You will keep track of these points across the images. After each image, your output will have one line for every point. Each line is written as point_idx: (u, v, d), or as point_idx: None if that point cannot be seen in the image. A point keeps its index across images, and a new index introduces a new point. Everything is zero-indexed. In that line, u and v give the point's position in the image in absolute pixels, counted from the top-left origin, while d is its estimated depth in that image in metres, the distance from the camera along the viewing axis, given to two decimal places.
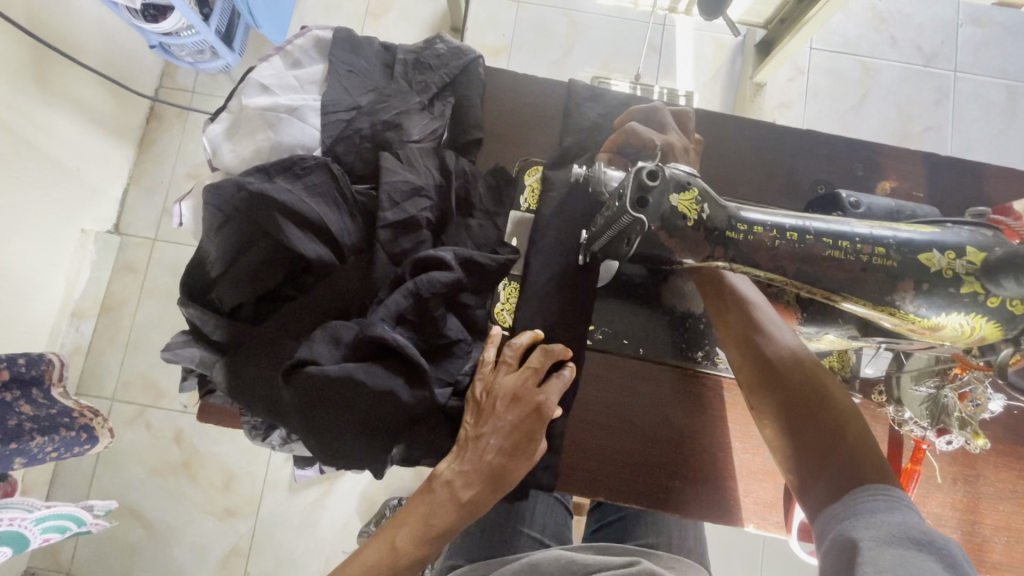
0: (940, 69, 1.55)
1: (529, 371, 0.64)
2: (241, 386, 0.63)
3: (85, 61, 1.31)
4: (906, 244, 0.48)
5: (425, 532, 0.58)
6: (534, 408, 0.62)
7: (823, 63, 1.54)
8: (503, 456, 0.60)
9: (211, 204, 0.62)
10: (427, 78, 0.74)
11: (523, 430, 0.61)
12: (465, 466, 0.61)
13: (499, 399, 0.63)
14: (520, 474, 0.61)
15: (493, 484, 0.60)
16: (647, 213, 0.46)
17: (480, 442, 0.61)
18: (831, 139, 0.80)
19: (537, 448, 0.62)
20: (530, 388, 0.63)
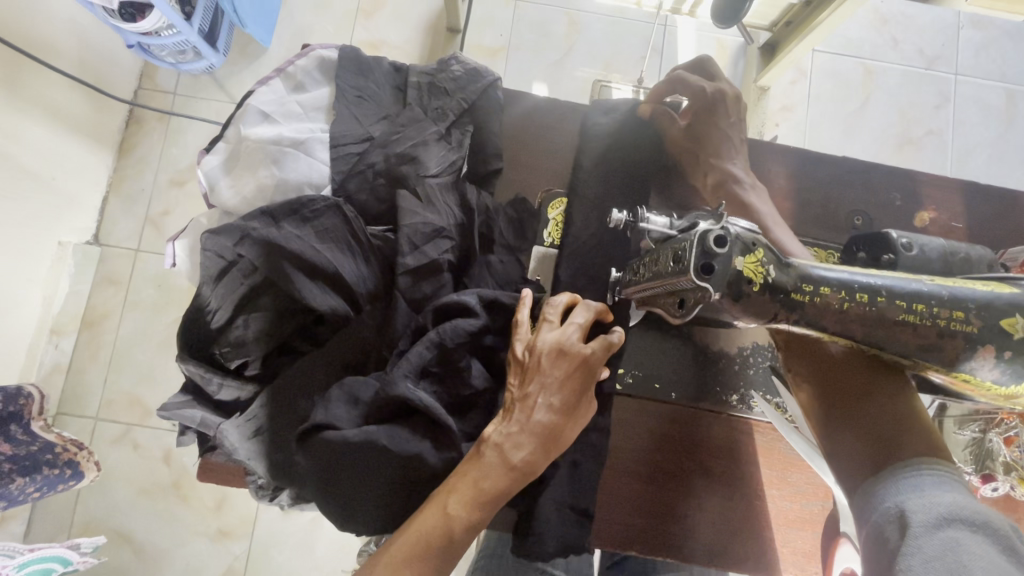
0: (941, 71, 1.52)
1: (575, 326, 0.58)
2: (251, 449, 0.58)
3: (57, 65, 1.22)
4: (987, 306, 0.44)
5: (477, 501, 0.53)
6: (582, 362, 0.57)
7: (825, 65, 1.50)
8: (554, 416, 0.56)
9: (211, 254, 0.57)
10: (443, 104, 0.68)
11: (573, 385, 0.56)
12: (513, 427, 0.55)
13: (544, 355, 0.57)
14: (570, 434, 0.57)
15: (545, 444, 0.55)
16: (712, 281, 0.42)
17: (528, 402, 0.55)
18: (865, 166, 0.76)
19: (587, 402, 0.58)
20: (577, 342, 0.57)
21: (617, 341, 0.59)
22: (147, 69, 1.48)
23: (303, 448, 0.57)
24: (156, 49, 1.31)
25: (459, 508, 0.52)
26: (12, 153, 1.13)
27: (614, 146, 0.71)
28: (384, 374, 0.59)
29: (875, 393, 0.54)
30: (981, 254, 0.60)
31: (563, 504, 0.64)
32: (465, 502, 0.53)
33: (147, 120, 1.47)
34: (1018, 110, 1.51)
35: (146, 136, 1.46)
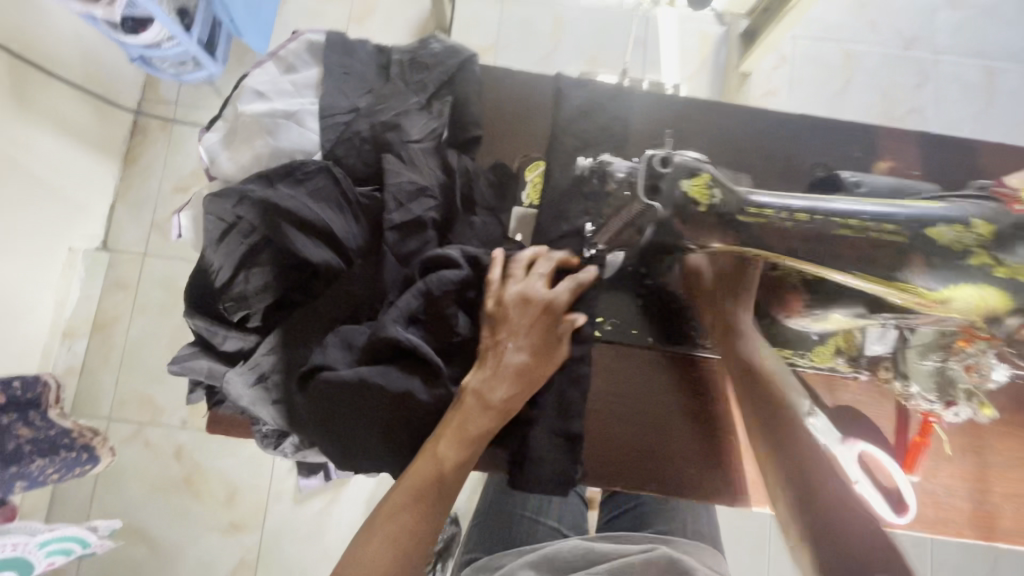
0: (920, 52, 1.57)
1: (537, 278, 0.66)
2: (253, 393, 0.64)
3: (64, 76, 1.30)
4: (915, 219, 0.48)
5: (463, 440, 0.59)
6: (546, 309, 0.65)
7: (805, 51, 1.55)
8: (526, 357, 0.62)
9: (214, 215, 0.62)
10: (424, 78, 0.73)
11: (540, 327, 0.64)
12: (489, 371, 0.61)
13: (512, 305, 0.64)
14: (544, 372, 0.63)
15: (522, 379, 0.62)
16: (660, 200, 0.47)
17: (500, 347, 0.62)
18: (828, 120, 0.80)
19: (557, 342, 0.64)
20: (541, 292, 0.65)
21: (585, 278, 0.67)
22: (149, 81, 1.58)
23: (302, 390, 0.62)
24: (158, 62, 1.38)
25: (448, 450, 0.59)
26: (23, 162, 1.21)
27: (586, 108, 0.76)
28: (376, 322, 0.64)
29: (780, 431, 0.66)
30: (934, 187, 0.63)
31: (553, 433, 0.69)
32: (454, 442, 0.59)
33: (150, 129, 1.59)
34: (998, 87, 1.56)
35: (150, 145, 1.58)
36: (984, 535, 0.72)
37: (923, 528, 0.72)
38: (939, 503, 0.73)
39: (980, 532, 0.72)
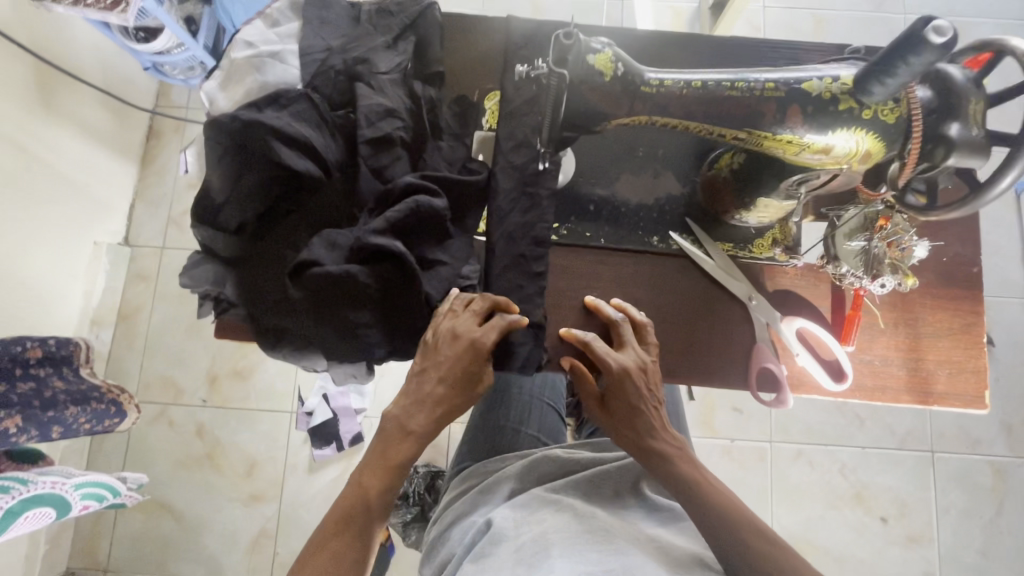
0: (890, 12, 1.64)
1: (472, 314, 0.74)
2: (254, 290, 0.75)
3: (87, 79, 1.45)
4: (792, 78, 0.57)
5: (385, 468, 0.71)
6: (472, 344, 0.73)
7: (777, 19, 1.63)
8: (445, 387, 0.74)
9: (214, 138, 0.73)
10: (390, 22, 0.83)
11: (462, 365, 0.73)
12: (410, 401, 0.75)
13: (443, 338, 0.73)
14: (461, 400, 0.75)
15: (438, 407, 0.74)
16: (568, 69, 0.57)
17: (425, 376, 0.74)
18: (756, 40, 0.87)
19: (477, 377, 0.75)
20: (469, 327, 0.73)
21: (513, 320, 0.74)
22: (161, 89, 1.74)
23: (296, 283, 0.72)
24: (169, 69, 1.52)
25: (371, 482, 0.70)
26: (51, 161, 1.36)
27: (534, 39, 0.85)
28: (356, 227, 0.75)
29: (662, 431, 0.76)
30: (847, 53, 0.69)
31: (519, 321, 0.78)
32: (376, 474, 0.71)
33: (164, 131, 1.74)
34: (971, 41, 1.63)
35: (165, 147, 1.73)
36: (920, 400, 0.79)
37: (859, 395, 0.79)
38: (876, 371, 0.79)
39: (916, 397, 0.78)
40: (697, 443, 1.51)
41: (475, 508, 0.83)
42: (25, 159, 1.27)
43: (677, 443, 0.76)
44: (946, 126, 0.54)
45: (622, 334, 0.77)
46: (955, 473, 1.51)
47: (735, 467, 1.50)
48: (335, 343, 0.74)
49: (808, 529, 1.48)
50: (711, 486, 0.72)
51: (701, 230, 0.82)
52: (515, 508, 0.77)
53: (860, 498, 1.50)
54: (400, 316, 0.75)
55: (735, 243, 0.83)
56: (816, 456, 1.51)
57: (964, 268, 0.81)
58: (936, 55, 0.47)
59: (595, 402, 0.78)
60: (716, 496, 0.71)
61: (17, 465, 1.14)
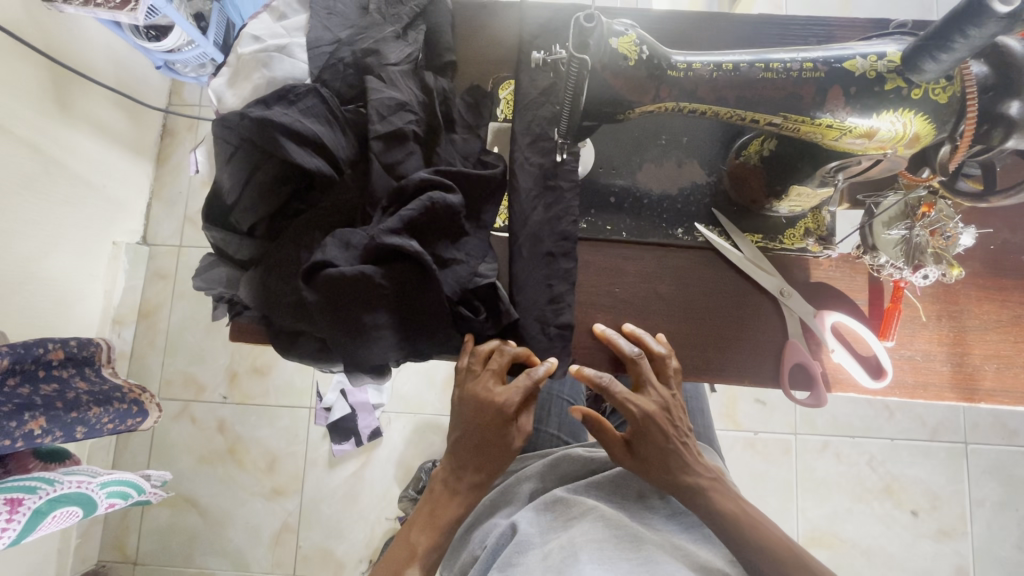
0: None
1: (491, 372, 0.72)
2: (266, 294, 0.73)
3: (101, 80, 1.45)
4: (833, 56, 0.53)
5: (433, 526, 0.74)
6: (497, 406, 0.72)
7: None
8: (482, 452, 0.74)
9: (221, 137, 0.70)
10: (399, 11, 0.80)
11: (490, 429, 0.73)
12: (453, 466, 0.76)
13: (468, 400, 0.73)
14: (501, 461, 0.75)
15: (478, 471, 0.74)
16: (590, 55, 0.53)
17: (460, 440, 0.75)
18: (785, 17, 0.83)
19: (508, 437, 0.73)
20: (491, 389, 0.72)
21: (538, 374, 0.72)
22: (174, 87, 1.74)
23: (309, 285, 0.69)
24: (180, 67, 1.51)
25: (420, 539, 0.73)
26: (67, 162, 1.35)
27: (550, 22, 0.82)
28: (370, 226, 0.72)
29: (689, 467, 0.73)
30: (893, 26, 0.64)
31: (550, 323, 0.76)
32: (423, 529, 0.74)
33: (178, 129, 1.74)
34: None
35: (179, 145, 1.74)
36: (965, 397, 0.74)
37: (899, 393, 0.75)
38: (918, 368, 0.74)
39: (961, 394, 0.74)
40: (720, 436, 1.48)
41: (496, 512, 0.81)
42: (42, 163, 1.27)
43: (709, 474, 0.74)
44: (1005, 104, 0.50)
45: (640, 373, 0.74)
46: (991, 465, 1.46)
47: (759, 460, 1.47)
48: (349, 350, 0.71)
49: (834, 522, 1.44)
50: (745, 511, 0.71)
51: (728, 221, 0.78)
52: (540, 512, 0.75)
53: (890, 491, 1.45)
54: (420, 316, 0.73)
55: (765, 233, 0.78)
56: (843, 448, 1.47)
57: (1012, 257, 0.76)
58: (1001, 25, 0.42)
59: (620, 447, 0.75)
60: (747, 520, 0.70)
61: (45, 465, 1.15)
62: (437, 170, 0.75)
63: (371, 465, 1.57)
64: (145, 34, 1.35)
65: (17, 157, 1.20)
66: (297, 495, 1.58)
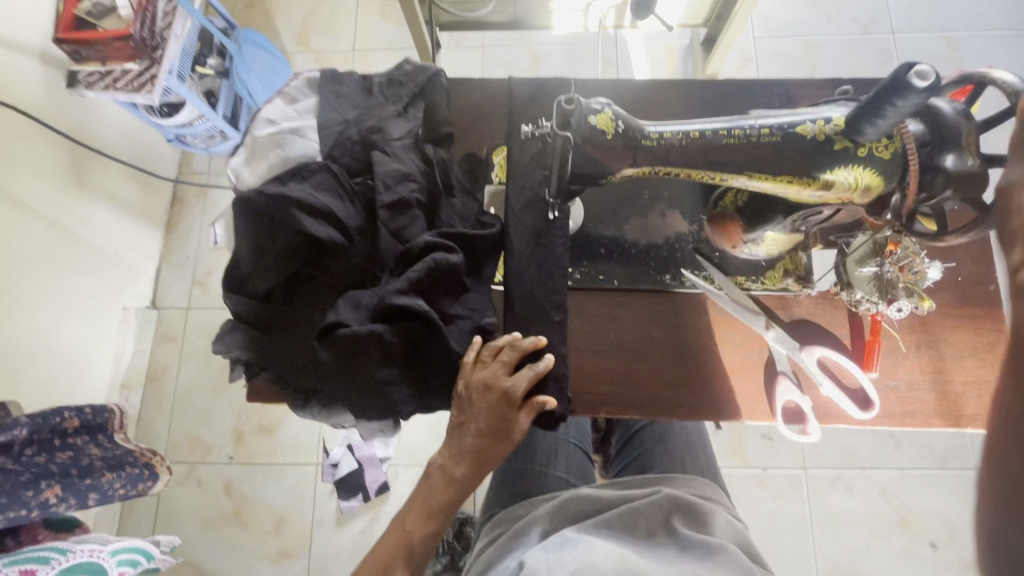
0: (879, 33, 1.91)
1: (501, 364, 0.76)
2: (283, 356, 0.77)
3: (115, 155, 1.54)
4: (785, 122, 0.60)
5: (428, 512, 0.75)
6: (505, 395, 0.75)
7: (768, 48, 1.92)
8: (483, 436, 0.76)
9: (241, 213, 0.77)
10: (399, 91, 0.89)
11: (495, 417, 0.75)
12: (454, 450, 0.77)
13: (475, 389, 0.75)
14: (501, 450, 0.76)
15: (479, 458, 0.76)
16: (571, 131, 0.60)
17: (462, 428, 0.77)
18: (749, 81, 0.93)
19: (511, 428, 0.76)
20: (500, 378, 0.75)
21: (543, 368, 0.76)
22: (185, 158, 1.85)
23: (324, 346, 0.74)
24: (191, 138, 1.61)
25: (414, 523, 0.75)
26: (84, 235, 1.44)
27: (537, 96, 0.91)
28: (379, 287, 0.78)
29: None
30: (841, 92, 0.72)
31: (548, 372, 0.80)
32: (420, 515, 0.75)
33: (187, 198, 1.83)
34: (961, 53, 1.87)
35: (188, 212, 1.82)
36: (952, 423, 0.77)
37: (888, 422, 0.78)
38: (904, 397, 0.78)
39: (947, 421, 0.77)
40: (729, 473, 1.49)
41: (506, 554, 0.81)
42: (58, 237, 1.35)
43: None
44: (941, 157, 0.56)
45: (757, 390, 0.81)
46: None
47: (770, 496, 1.47)
48: (362, 404, 0.76)
49: (854, 559, 1.42)
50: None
51: (711, 266, 0.84)
52: (547, 549, 0.76)
53: (906, 523, 1.43)
54: (429, 368, 0.77)
55: (747, 275, 0.84)
56: (854, 481, 1.47)
57: (979, 287, 0.81)
58: (922, 96, 0.49)
59: None
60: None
61: (54, 534, 1.14)
62: (439, 233, 0.82)
63: (379, 521, 1.56)
64: (159, 111, 1.46)
65: (36, 230, 1.28)
66: (303, 557, 1.56)
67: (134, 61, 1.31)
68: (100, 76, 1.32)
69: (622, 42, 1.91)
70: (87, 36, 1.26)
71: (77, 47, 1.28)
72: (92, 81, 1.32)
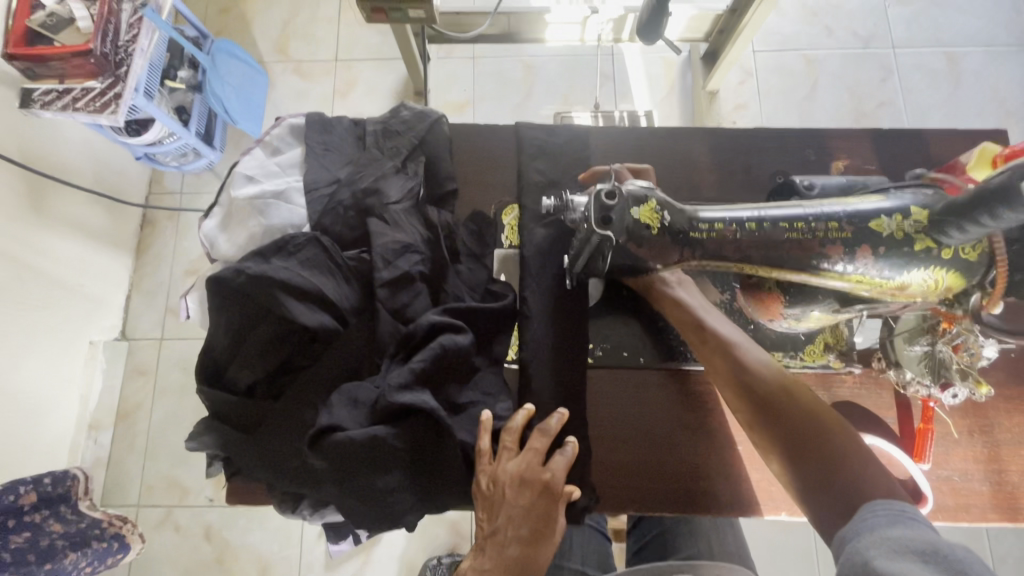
0: (879, 47, 1.68)
1: (533, 452, 0.67)
2: (268, 459, 0.67)
3: (77, 182, 1.31)
4: (856, 214, 0.52)
5: None
6: (543, 487, 0.66)
7: (768, 63, 1.67)
8: (523, 545, 0.64)
9: (216, 293, 0.67)
10: (397, 143, 0.79)
11: (536, 514, 0.65)
12: (488, 565, 0.63)
13: (507, 485, 0.65)
14: (544, 557, 0.65)
15: (522, 574, 0.63)
16: (613, 228, 0.51)
17: (498, 534, 0.64)
18: (782, 129, 0.85)
19: (553, 527, 0.65)
20: (536, 468, 0.66)
21: (573, 452, 0.68)
22: (155, 175, 1.59)
23: (317, 452, 0.64)
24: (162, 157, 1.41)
25: None
26: (43, 267, 1.21)
27: (552, 150, 0.82)
28: (378, 379, 0.68)
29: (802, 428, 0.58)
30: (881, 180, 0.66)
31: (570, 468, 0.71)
32: None
33: (159, 220, 1.58)
34: (961, 70, 1.66)
35: (160, 236, 1.56)
36: (1010, 518, 0.71)
37: (943, 517, 0.71)
38: (958, 489, 0.72)
39: (1004, 515, 0.71)
40: None
41: None
42: (12, 271, 1.12)
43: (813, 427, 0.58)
44: None
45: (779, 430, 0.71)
46: None
47: None
48: (361, 513, 0.66)
49: None
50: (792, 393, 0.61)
51: None
52: None
53: None
54: (438, 469, 0.68)
55: (784, 350, 0.76)
56: None
57: None
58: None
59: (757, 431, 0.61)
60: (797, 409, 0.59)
61: None
62: (446, 309, 0.72)
63: None
64: (126, 129, 1.25)
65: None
66: None
67: (97, 79, 1.09)
68: (57, 95, 1.08)
69: (618, 53, 1.68)
70: (39, 50, 1.02)
71: (29, 63, 1.04)
72: (48, 100, 1.08)
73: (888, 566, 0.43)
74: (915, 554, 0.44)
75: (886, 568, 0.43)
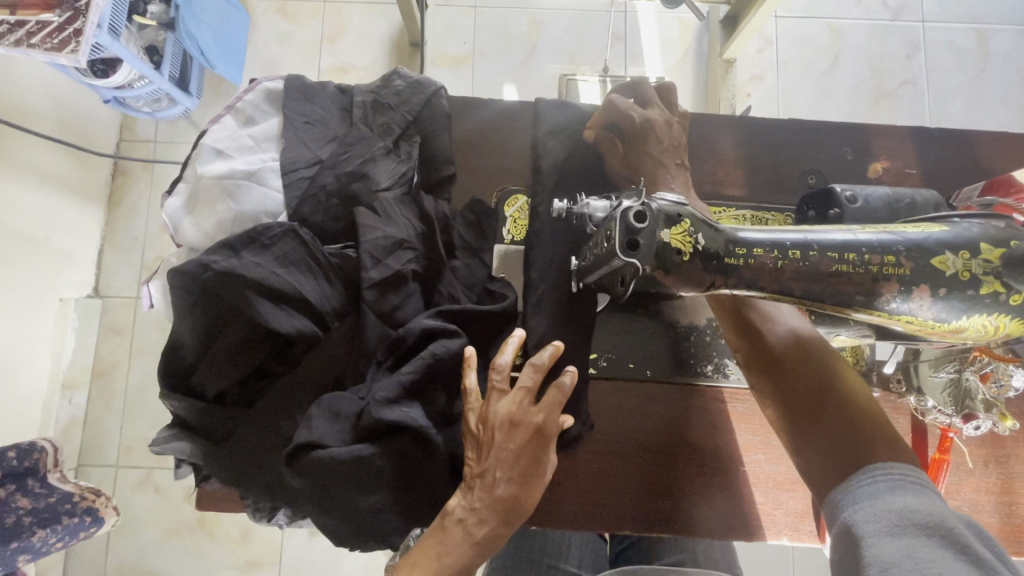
0: (909, 20, 1.55)
1: (524, 390, 0.59)
2: (239, 472, 0.62)
3: (37, 126, 1.17)
4: (915, 247, 0.45)
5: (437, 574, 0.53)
6: (535, 428, 0.57)
7: (789, 30, 1.54)
8: (515, 486, 0.56)
9: (180, 288, 0.59)
10: (389, 118, 0.70)
11: (528, 456, 0.57)
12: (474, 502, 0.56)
13: (497, 427, 0.57)
14: (535, 499, 0.58)
15: (511, 515, 0.56)
16: (639, 253, 0.44)
17: (487, 476, 0.56)
18: (820, 122, 0.76)
19: (545, 470, 0.58)
20: (525, 407, 0.58)
21: (569, 388, 0.59)
22: (126, 120, 1.44)
23: (295, 471, 0.59)
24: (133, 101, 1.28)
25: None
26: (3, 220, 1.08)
27: (565, 134, 0.73)
28: (363, 388, 0.62)
29: (806, 382, 0.54)
30: (929, 197, 0.60)
31: None
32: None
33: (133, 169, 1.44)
34: (991, 50, 1.54)
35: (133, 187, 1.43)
36: (1015, 551, 0.68)
37: None
38: None
39: (1010, 549, 0.68)
40: None
41: None
42: None
43: (816, 378, 0.54)
44: None
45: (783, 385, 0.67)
46: None
47: None
48: (338, 532, 0.61)
49: None
50: (802, 343, 0.57)
51: None
52: None
53: None
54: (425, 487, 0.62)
55: None
56: None
57: None
58: None
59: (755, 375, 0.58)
60: (804, 359, 0.56)
61: None
62: (439, 311, 0.65)
63: None
64: (92, 70, 1.11)
65: None
66: None
67: (52, 11, 0.88)
68: (9, 29, 0.88)
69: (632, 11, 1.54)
70: None
71: None
72: None
73: (883, 552, 0.40)
74: (912, 531, 0.41)
75: (881, 555, 0.40)
